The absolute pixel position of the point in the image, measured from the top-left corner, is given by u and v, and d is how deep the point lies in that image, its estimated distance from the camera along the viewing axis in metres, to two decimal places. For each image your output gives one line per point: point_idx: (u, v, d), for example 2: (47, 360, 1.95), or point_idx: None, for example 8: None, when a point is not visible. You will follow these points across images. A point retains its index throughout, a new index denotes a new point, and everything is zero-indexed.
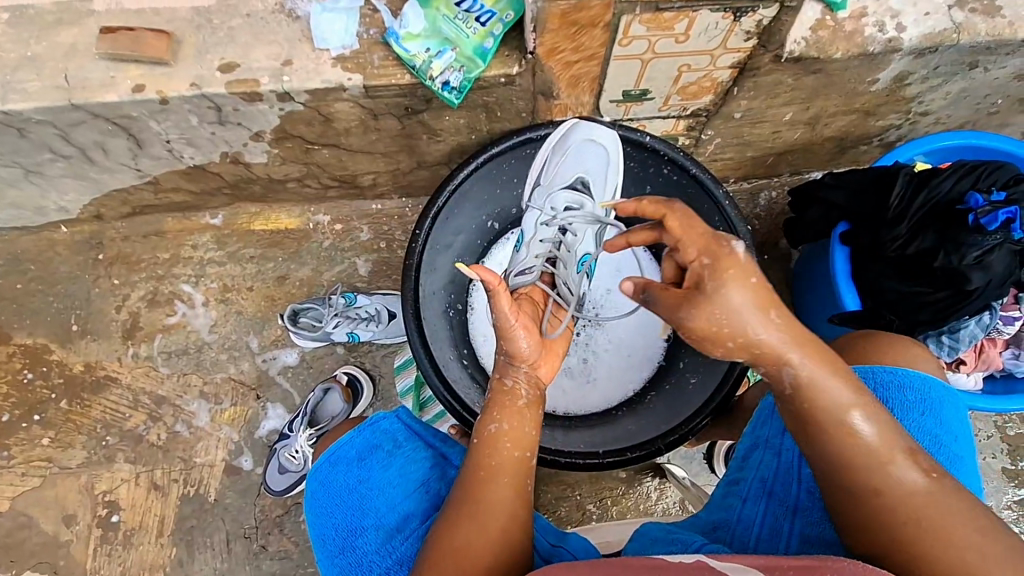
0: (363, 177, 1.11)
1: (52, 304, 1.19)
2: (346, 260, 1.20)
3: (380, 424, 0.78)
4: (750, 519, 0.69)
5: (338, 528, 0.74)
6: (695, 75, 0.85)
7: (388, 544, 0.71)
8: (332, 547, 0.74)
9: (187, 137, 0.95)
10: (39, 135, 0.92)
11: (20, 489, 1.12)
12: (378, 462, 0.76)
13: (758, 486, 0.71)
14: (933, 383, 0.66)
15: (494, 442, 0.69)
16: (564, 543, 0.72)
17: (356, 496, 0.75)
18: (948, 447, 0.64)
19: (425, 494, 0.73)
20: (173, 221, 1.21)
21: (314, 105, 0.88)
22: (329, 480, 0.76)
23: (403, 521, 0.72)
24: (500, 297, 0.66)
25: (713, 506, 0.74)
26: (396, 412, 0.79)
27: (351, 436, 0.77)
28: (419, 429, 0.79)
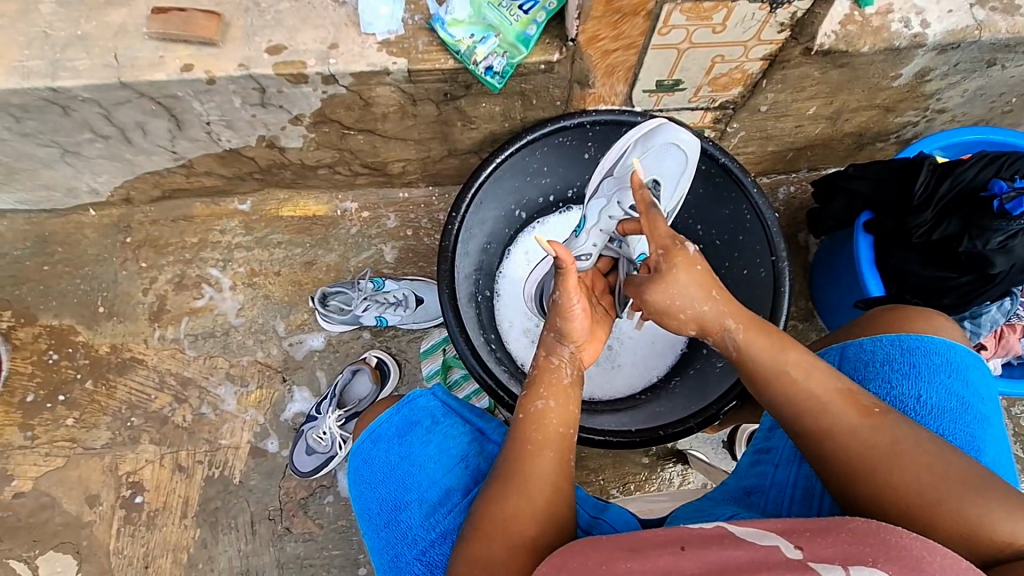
0: (394, 164, 1.13)
1: (78, 286, 1.20)
2: (373, 247, 1.22)
3: (417, 402, 0.79)
4: (784, 483, 0.70)
5: (383, 503, 0.75)
6: (727, 66, 0.88)
7: (431, 518, 0.71)
8: (377, 521, 0.75)
9: (228, 120, 0.97)
10: (83, 114, 0.93)
11: (43, 469, 1.12)
12: (418, 438, 0.77)
13: (789, 449, 0.71)
14: (958, 350, 0.68)
15: (539, 419, 0.69)
16: (604, 514, 0.73)
17: (398, 471, 0.75)
18: (976, 406, 0.65)
19: (466, 469, 0.74)
20: (202, 206, 1.22)
21: (356, 89, 0.90)
22: (371, 456, 0.78)
23: (445, 496, 0.72)
24: (568, 276, 0.72)
25: (743, 473, 0.75)
26: (432, 390, 0.80)
27: (390, 414, 0.79)
28: (456, 405, 0.80)
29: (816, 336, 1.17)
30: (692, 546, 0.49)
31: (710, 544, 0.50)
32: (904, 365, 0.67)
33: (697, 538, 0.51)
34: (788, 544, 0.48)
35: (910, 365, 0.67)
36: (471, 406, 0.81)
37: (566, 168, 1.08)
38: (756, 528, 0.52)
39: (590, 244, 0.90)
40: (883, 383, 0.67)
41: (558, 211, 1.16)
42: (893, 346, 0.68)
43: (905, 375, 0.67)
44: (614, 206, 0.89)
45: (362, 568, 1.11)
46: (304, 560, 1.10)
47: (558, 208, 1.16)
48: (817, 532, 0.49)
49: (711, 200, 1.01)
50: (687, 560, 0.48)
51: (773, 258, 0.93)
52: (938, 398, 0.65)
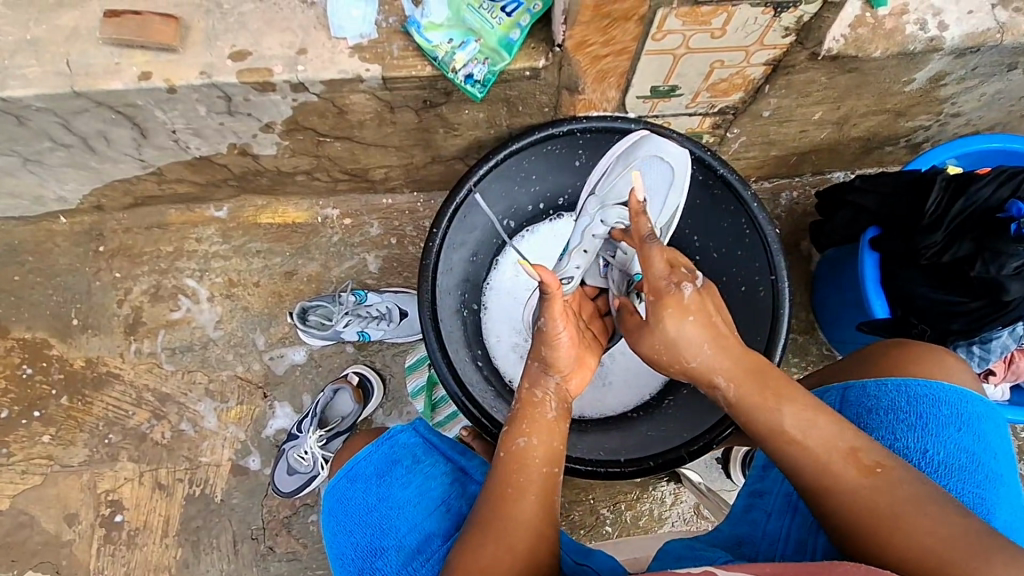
0: (375, 171, 1.08)
1: (51, 297, 1.16)
2: (356, 256, 1.17)
3: (397, 438, 0.75)
4: (775, 534, 0.66)
5: (359, 547, 0.71)
6: (727, 72, 0.81)
7: (409, 566, 0.68)
8: (350, 567, 0.71)
9: (195, 128, 0.91)
10: (39, 123, 0.87)
11: (20, 486, 1.09)
12: (398, 477, 0.74)
13: (781, 501, 0.67)
14: (969, 398, 0.64)
15: (522, 458, 0.65)
16: (589, 561, 0.70)
17: (375, 514, 0.72)
18: (987, 466, 0.62)
19: (446, 513, 0.70)
20: (177, 213, 1.17)
21: (329, 96, 0.84)
22: (347, 497, 0.74)
23: (423, 542, 0.69)
24: (554, 303, 0.66)
25: (733, 518, 0.71)
26: (413, 425, 0.77)
27: (369, 451, 0.75)
28: (436, 442, 0.76)
29: (816, 349, 1.13)
30: None
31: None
32: (910, 416, 0.63)
33: None
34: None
35: (917, 416, 0.63)
36: (453, 442, 0.78)
37: (555, 175, 1.02)
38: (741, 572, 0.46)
39: (574, 266, 0.88)
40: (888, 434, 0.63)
41: (548, 219, 1.11)
42: (905, 396, 0.64)
43: (914, 427, 0.63)
44: (597, 225, 0.88)
45: None
46: None
47: (548, 216, 1.10)
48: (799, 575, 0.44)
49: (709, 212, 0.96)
50: None
51: (773, 276, 0.88)
52: (945, 454, 0.61)
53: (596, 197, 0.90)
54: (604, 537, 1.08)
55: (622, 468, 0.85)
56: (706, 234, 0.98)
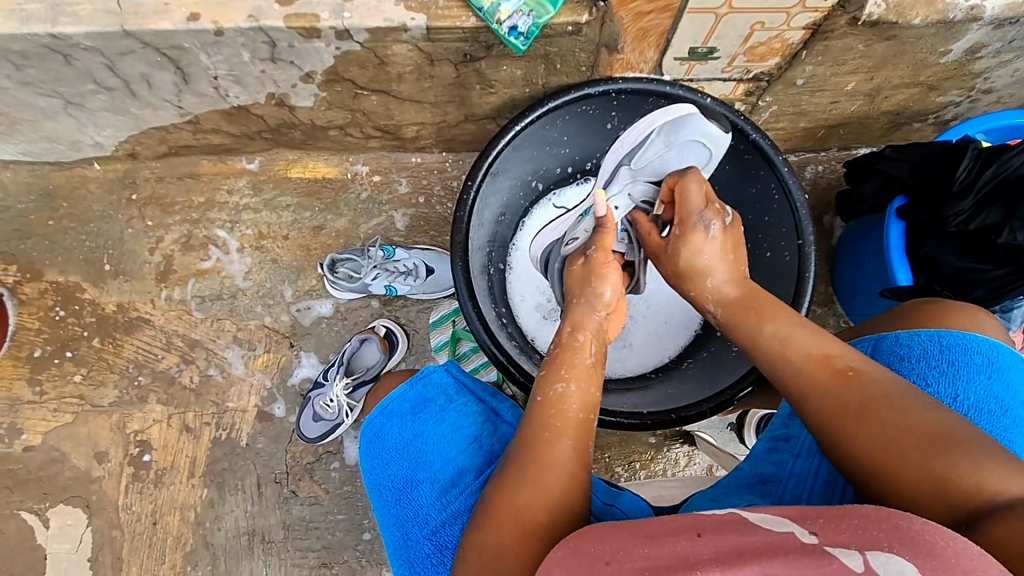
0: (407, 128, 1.10)
1: (84, 242, 1.18)
2: (384, 213, 1.19)
3: (431, 378, 0.78)
4: (804, 474, 0.69)
5: (395, 479, 0.74)
6: (766, 35, 0.83)
7: (443, 498, 0.71)
8: (388, 497, 0.74)
9: (236, 74, 0.92)
10: (85, 63, 0.89)
11: (52, 424, 1.13)
12: (432, 415, 0.76)
13: (813, 443, 0.71)
14: (998, 347, 0.66)
15: (557, 402, 0.66)
16: (617, 501, 0.73)
17: (411, 448, 0.75)
18: (1016, 411, 0.64)
19: (479, 449, 0.73)
20: (209, 164, 1.20)
21: (371, 46, 0.85)
22: (385, 432, 0.77)
23: (457, 476, 0.71)
24: (608, 234, 0.76)
25: (758, 460, 0.75)
26: (446, 365, 0.79)
27: (404, 390, 0.77)
28: (469, 382, 0.78)
29: (834, 321, 1.15)
30: (709, 532, 0.47)
31: (724, 529, 0.47)
32: (942, 363, 0.66)
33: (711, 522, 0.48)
34: (802, 532, 0.45)
35: (947, 363, 0.65)
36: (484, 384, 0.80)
37: (586, 138, 1.04)
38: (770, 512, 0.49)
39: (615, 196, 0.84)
40: (918, 380, 0.66)
41: (575, 183, 1.14)
42: (936, 347, 0.67)
43: (942, 373, 0.65)
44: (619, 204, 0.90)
45: (366, 533, 1.12)
46: (310, 523, 1.11)
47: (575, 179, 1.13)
48: (827, 516, 0.46)
49: (737, 177, 0.98)
50: (707, 545, 0.45)
51: (800, 242, 0.90)
52: (975, 400, 0.64)
53: (628, 169, 0.83)
54: None
55: (641, 420, 0.86)
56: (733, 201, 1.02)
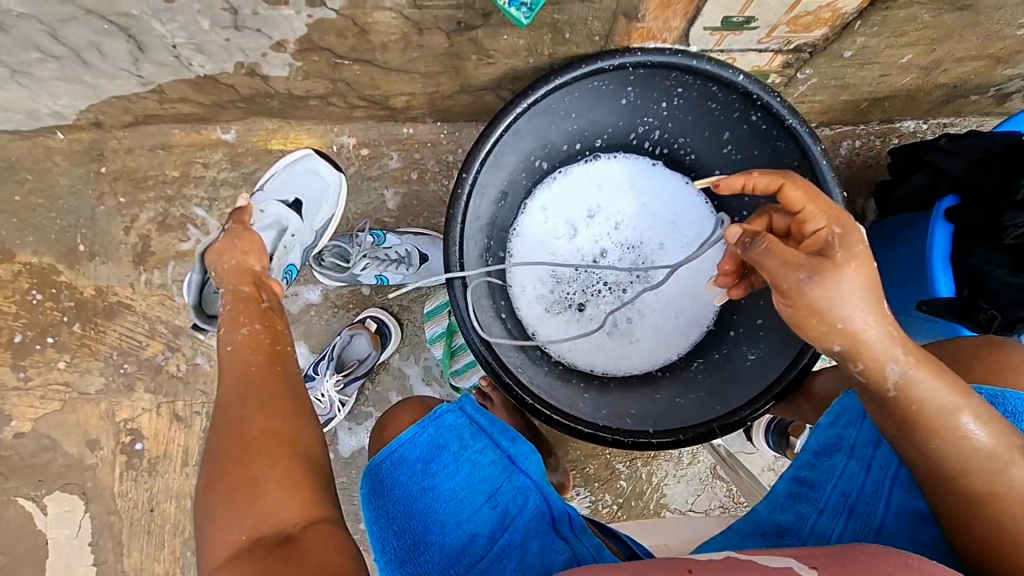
0: (397, 98, 0.98)
1: (54, 220, 1.10)
2: (373, 192, 1.09)
3: (444, 420, 0.71)
4: (825, 534, 0.67)
5: (399, 539, 0.68)
6: (815, 4, 0.70)
7: (454, 568, 0.65)
8: (391, 557, 0.68)
9: (198, 43, 0.81)
10: (23, 31, 0.77)
11: (40, 411, 1.10)
12: (446, 465, 0.70)
13: (838, 500, 0.68)
14: None
15: (264, 374, 0.69)
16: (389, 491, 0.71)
17: (421, 504, 0.69)
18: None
19: (493, 510, 0.68)
20: (181, 134, 1.09)
21: (349, 13, 0.73)
22: (392, 481, 0.70)
23: (468, 542, 0.66)
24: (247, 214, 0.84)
25: (778, 506, 0.71)
26: (459, 403, 0.72)
27: (414, 434, 0.70)
28: (486, 424, 0.72)
29: None
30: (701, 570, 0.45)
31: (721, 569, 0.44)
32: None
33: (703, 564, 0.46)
34: (801, 565, 0.44)
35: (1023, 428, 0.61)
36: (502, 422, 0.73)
37: (598, 113, 0.93)
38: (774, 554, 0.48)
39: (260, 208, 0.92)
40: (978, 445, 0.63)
41: (583, 160, 1.03)
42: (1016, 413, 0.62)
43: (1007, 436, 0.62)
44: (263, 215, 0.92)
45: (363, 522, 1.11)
46: None
47: (584, 157, 1.02)
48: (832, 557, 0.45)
49: (767, 164, 0.88)
50: None
51: None
52: None
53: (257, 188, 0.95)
54: (617, 491, 1.08)
55: (649, 440, 0.80)
56: (760, 189, 0.92)
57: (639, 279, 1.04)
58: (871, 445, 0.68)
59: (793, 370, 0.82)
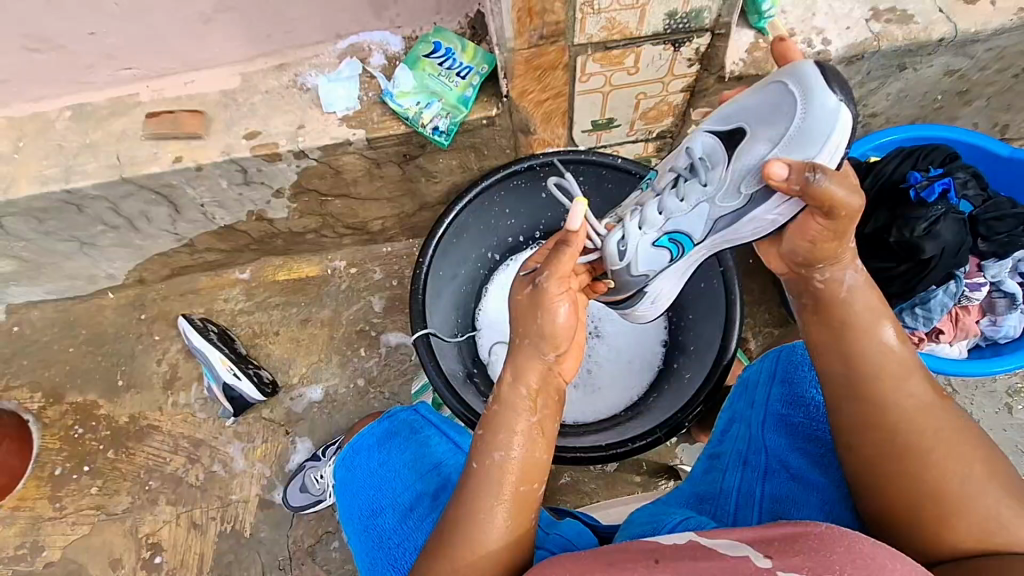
0: (373, 222, 1.24)
1: (101, 362, 1.31)
2: (362, 299, 1.31)
3: (398, 415, 0.82)
4: (730, 489, 0.73)
5: (363, 509, 0.77)
6: (652, 101, 0.97)
7: (406, 521, 0.73)
8: (361, 521, 0.77)
9: (219, 200, 1.09)
10: (95, 209, 1.07)
11: (71, 537, 1.21)
12: (398, 446, 0.80)
13: (734, 457, 0.76)
14: None
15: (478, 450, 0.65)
16: (555, 529, 0.73)
17: (379, 479, 0.78)
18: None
19: (435, 475, 0.76)
20: (207, 279, 1.34)
21: (326, 160, 1.01)
22: (355, 470, 0.80)
23: (416, 500, 0.74)
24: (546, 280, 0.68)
25: (697, 481, 0.78)
26: (415, 406, 0.83)
27: (372, 425, 0.82)
28: (436, 420, 0.82)
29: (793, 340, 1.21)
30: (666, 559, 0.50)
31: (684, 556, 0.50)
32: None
33: (670, 549, 0.51)
34: (757, 553, 0.48)
35: None
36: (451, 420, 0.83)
37: (527, 207, 1.16)
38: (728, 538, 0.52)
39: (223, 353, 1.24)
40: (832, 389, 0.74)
41: (529, 248, 1.23)
42: None
43: None
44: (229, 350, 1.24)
45: None
46: None
47: (528, 245, 1.22)
48: (783, 539, 0.50)
49: None
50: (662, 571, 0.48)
51: (723, 268, 0.99)
52: None
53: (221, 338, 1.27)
54: None
55: (603, 452, 0.95)
56: None
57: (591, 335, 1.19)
58: (752, 412, 0.78)
59: (714, 375, 0.97)
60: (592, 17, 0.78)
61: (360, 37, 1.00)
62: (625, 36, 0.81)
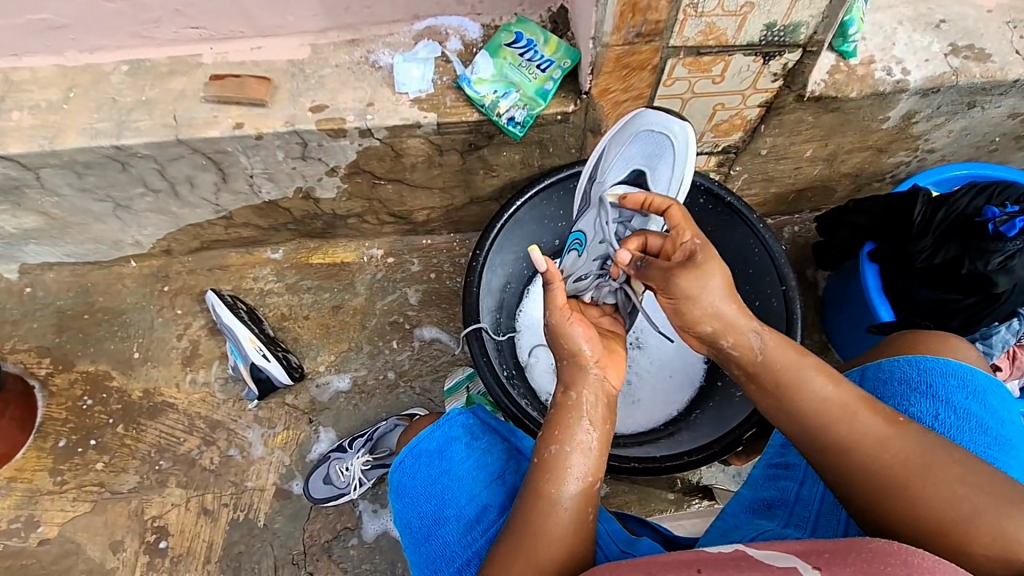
0: (418, 212, 1.21)
1: (116, 332, 1.25)
2: (397, 290, 1.27)
3: (457, 419, 0.79)
4: (809, 498, 0.70)
5: (422, 520, 0.75)
6: (727, 114, 0.97)
7: (468, 536, 0.71)
8: (417, 535, 0.75)
9: (270, 172, 1.05)
10: (139, 169, 1.02)
11: (70, 514, 1.14)
12: (458, 454, 0.77)
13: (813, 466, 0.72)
14: (970, 372, 0.70)
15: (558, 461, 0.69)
16: (635, 549, 0.71)
17: (438, 488, 0.75)
18: (999, 431, 0.67)
19: (502, 486, 0.74)
20: (236, 256, 1.29)
21: (389, 141, 0.99)
22: (412, 476, 0.77)
23: (482, 512, 0.72)
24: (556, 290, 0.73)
25: (759, 485, 0.76)
26: (472, 408, 0.80)
27: (431, 429, 0.78)
28: (495, 424, 0.80)
29: (831, 368, 1.19)
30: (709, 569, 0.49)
31: (727, 566, 0.49)
32: (922, 384, 0.70)
33: (714, 561, 0.50)
34: (804, 564, 0.47)
35: (935, 385, 0.69)
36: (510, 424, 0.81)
37: None
38: (773, 550, 0.51)
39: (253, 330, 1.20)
40: (901, 401, 0.70)
41: None
42: (943, 375, 0.70)
43: (923, 397, 0.69)
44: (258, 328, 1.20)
45: None
46: None
47: None
48: (835, 552, 0.48)
49: (720, 237, 1.07)
50: None
51: (784, 287, 0.98)
52: (959, 417, 0.67)
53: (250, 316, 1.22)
54: None
55: (656, 464, 0.93)
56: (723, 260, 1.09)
57: (633, 345, 1.15)
58: None
59: None
60: (693, 20, 0.77)
61: (439, 20, 0.98)
62: (721, 43, 0.81)
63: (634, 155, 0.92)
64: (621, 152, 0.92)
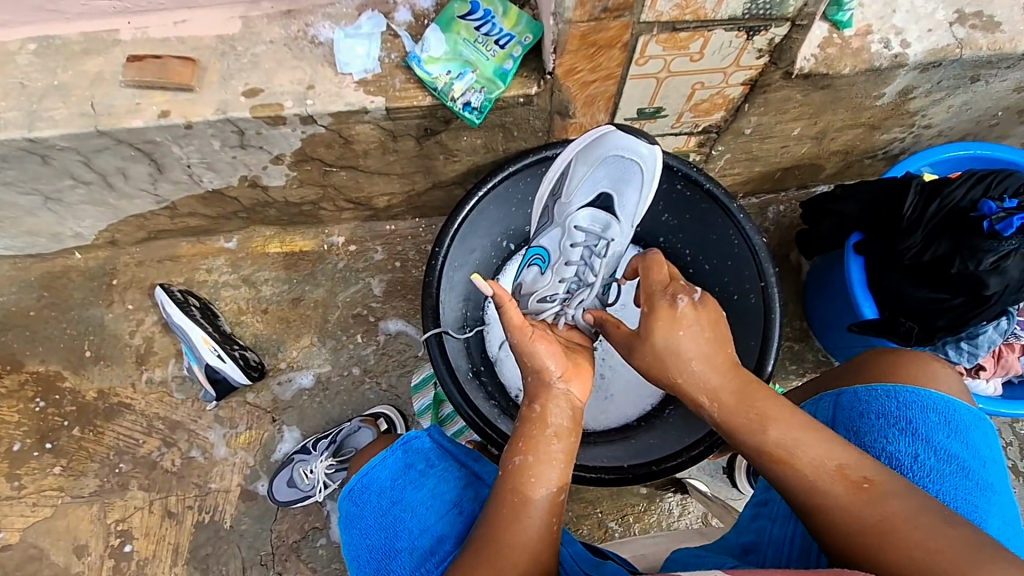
0: (378, 198, 1.13)
1: (64, 330, 1.18)
2: (361, 281, 1.20)
3: (413, 444, 0.76)
4: (781, 540, 0.68)
5: (373, 551, 0.71)
6: (708, 92, 0.87)
7: (421, 568, 0.68)
8: (368, 568, 0.71)
9: (208, 161, 0.96)
10: (62, 161, 0.93)
11: (31, 519, 1.11)
12: (412, 482, 0.74)
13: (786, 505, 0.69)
14: (950, 404, 0.66)
15: (520, 475, 0.65)
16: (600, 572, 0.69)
17: (390, 518, 0.72)
18: (975, 471, 0.63)
19: (458, 515, 0.71)
20: (187, 245, 1.21)
21: (335, 127, 0.89)
22: (364, 505, 0.74)
23: (436, 544, 0.69)
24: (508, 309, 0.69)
25: (740, 528, 0.73)
26: (428, 431, 0.77)
27: (384, 456, 0.75)
28: (452, 448, 0.76)
29: (811, 356, 1.16)
30: None
31: None
32: (900, 421, 0.66)
33: None
34: None
35: (912, 420, 0.65)
36: (468, 446, 0.78)
37: None
38: None
39: None
40: (878, 436, 0.66)
41: None
42: (923, 409, 0.66)
43: (899, 433, 0.65)
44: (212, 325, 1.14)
45: None
46: None
47: None
48: None
49: (697, 225, 1.00)
50: None
51: (763, 283, 0.92)
52: (935, 457, 0.64)
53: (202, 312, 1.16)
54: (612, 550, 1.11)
55: (624, 473, 0.89)
56: (701, 248, 1.03)
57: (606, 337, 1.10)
58: None
59: None
60: None
61: None
62: (699, 18, 0.71)
63: (601, 177, 0.90)
64: (587, 175, 0.90)
